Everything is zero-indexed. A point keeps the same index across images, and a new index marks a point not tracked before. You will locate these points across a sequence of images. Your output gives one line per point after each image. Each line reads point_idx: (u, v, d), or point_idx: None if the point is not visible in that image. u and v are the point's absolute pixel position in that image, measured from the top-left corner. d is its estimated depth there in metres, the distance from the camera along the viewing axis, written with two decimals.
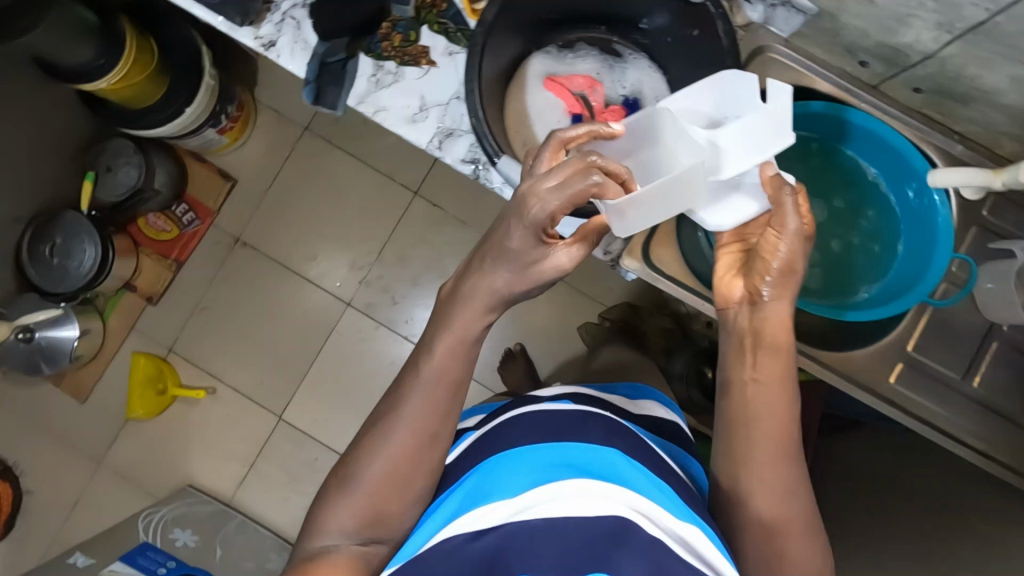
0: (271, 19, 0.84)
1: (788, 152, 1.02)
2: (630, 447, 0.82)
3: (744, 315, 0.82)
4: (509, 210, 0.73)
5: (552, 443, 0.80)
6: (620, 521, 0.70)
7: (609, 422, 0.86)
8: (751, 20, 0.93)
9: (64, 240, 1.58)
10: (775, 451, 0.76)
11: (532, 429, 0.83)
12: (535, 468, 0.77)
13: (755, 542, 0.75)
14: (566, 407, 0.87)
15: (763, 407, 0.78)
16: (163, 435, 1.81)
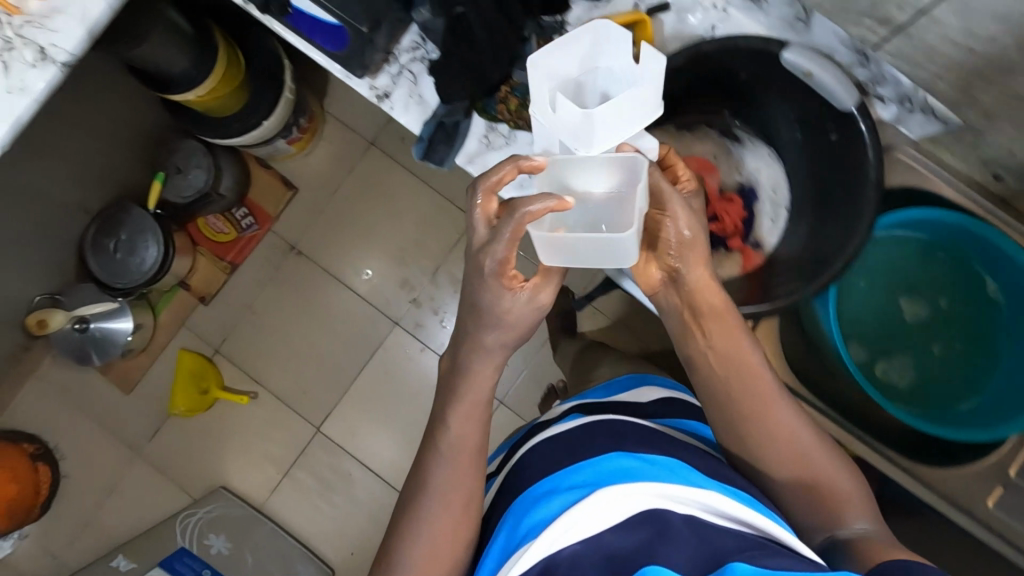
0: (388, 71, 0.82)
1: (902, 255, 1.04)
2: (640, 446, 0.80)
3: (673, 294, 0.84)
4: (472, 274, 0.76)
5: (571, 466, 0.78)
6: (651, 514, 0.69)
7: (619, 428, 0.84)
8: (881, 118, 0.77)
9: (129, 237, 1.59)
10: (755, 405, 0.80)
11: (556, 450, 0.83)
12: (561, 494, 0.73)
13: (794, 490, 0.79)
14: (573, 424, 0.88)
15: (727, 368, 0.81)
16: (201, 434, 1.81)
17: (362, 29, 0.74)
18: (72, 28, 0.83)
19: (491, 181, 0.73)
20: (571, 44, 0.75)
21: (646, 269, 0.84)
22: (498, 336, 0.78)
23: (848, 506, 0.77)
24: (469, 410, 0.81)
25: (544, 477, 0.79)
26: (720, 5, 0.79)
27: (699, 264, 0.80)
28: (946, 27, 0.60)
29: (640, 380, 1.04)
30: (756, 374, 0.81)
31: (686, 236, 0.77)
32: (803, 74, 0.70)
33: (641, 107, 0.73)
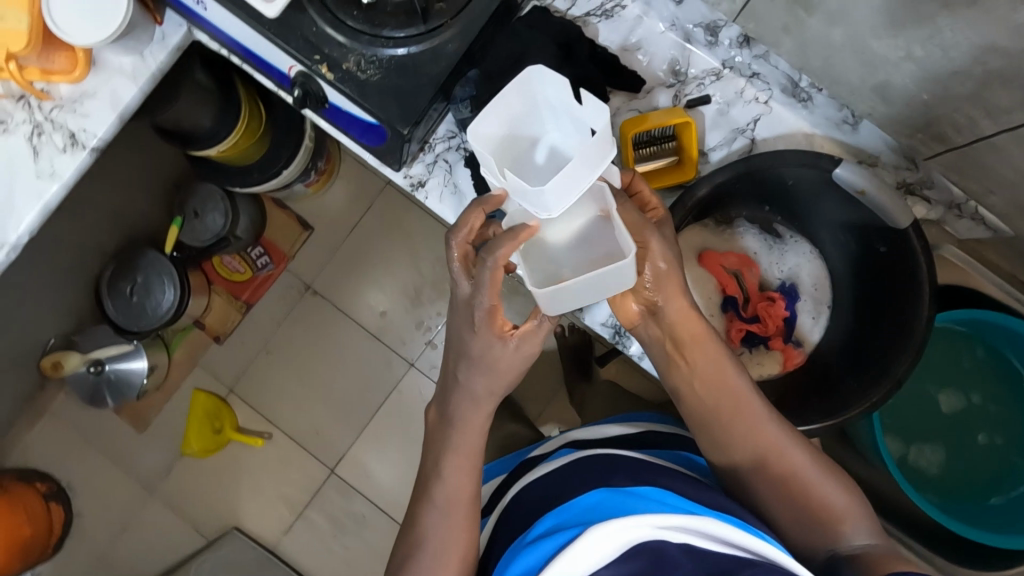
0: (423, 160, 0.81)
1: (947, 343, 1.00)
2: (625, 476, 0.65)
3: (654, 327, 0.71)
4: (488, 369, 0.70)
5: (558, 509, 0.62)
6: (646, 547, 0.54)
7: (604, 459, 0.69)
8: (927, 215, 0.73)
9: (146, 279, 1.52)
10: (746, 426, 0.69)
11: (544, 489, 0.70)
12: (551, 535, 0.59)
13: (782, 509, 0.68)
14: (557, 464, 0.73)
15: (713, 395, 0.71)
16: (212, 477, 1.75)
17: (404, 131, 0.70)
18: (103, 112, 0.82)
19: (462, 234, 0.69)
20: (497, 105, 0.60)
21: (622, 302, 0.71)
22: (487, 383, 0.71)
23: (846, 525, 0.65)
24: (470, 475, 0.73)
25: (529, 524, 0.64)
26: (762, 98, 0.75)
27: (679, 294, 0.69)
28: (1009, 153, 0.62)
29: (631, 416, 0.88)
30: (744, 396, 0.70)
31: (662, 268, 0.67)
32: (856, 191, 0.67)
33: (601, 154, 0.58)
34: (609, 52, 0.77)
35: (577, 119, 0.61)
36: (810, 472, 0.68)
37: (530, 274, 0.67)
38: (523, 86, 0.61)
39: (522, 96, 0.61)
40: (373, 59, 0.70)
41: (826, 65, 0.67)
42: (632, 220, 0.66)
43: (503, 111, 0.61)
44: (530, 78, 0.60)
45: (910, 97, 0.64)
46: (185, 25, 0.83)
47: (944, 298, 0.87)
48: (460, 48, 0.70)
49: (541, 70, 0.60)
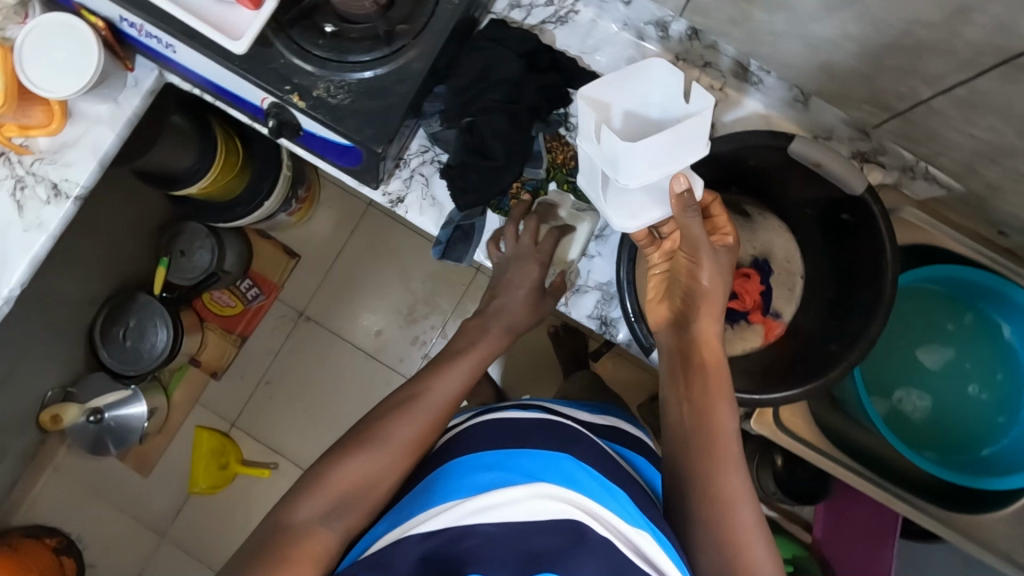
0: (400, 176, 0.84)
1: (926, 297, 0.90)
2: (587, 454, 0.60)
3: (673, 337, 0.74)
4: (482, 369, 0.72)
5: (513, 449, 0.59)
6: (573, 527, 0.52)
7: (578, 433, 0.63)
8: (883, 180, 0.77)
9: (138, 322, 1.54)
10: (717, 463, 0.66)
11: (500, 428, 0.62)
12: (496, 472, 0.57)
13: (712, 551, 0.63)
14: (531, 414, 0.65)
15: (701, 423, 0.69)
16: (221, 514, 1.71)
17: (377, 150, 0.73)
18: (84, 160, 0.84)
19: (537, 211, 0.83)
20: (620, 80, 0.69)
21: (656, 305, 0.78)
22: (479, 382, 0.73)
23: None
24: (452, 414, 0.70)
25: (466, 453, 0.61)
26: (718, 84, 0.79)
27: (715, 321, 0.73)
28: (949, 117, 0.63)
29: (605, 408, 0.80)
30: (725, 440, 0.67)
31: (705, 288, 0.72)
32: (810, 164, 0.70)
33: (690, 147, 0.66)
34: (568, 55, 0.82)
35: (672, 119, 0.70)
36: (748, 529, 0.63)
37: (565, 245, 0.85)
38: (640, 76, 0.70)
39: (633, 85, 0.70)
40: (342, 84, 0.73)
41: (773, 50, 0.71)
42: (694, 236, 0.70)
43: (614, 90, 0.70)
44: (653, 69, 0.69)
45: (852, 73, 0.66)
46: (156, 68, 0.85)
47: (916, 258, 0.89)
48: (424, 66, 0.73)
49: (661, 64, 0.69)
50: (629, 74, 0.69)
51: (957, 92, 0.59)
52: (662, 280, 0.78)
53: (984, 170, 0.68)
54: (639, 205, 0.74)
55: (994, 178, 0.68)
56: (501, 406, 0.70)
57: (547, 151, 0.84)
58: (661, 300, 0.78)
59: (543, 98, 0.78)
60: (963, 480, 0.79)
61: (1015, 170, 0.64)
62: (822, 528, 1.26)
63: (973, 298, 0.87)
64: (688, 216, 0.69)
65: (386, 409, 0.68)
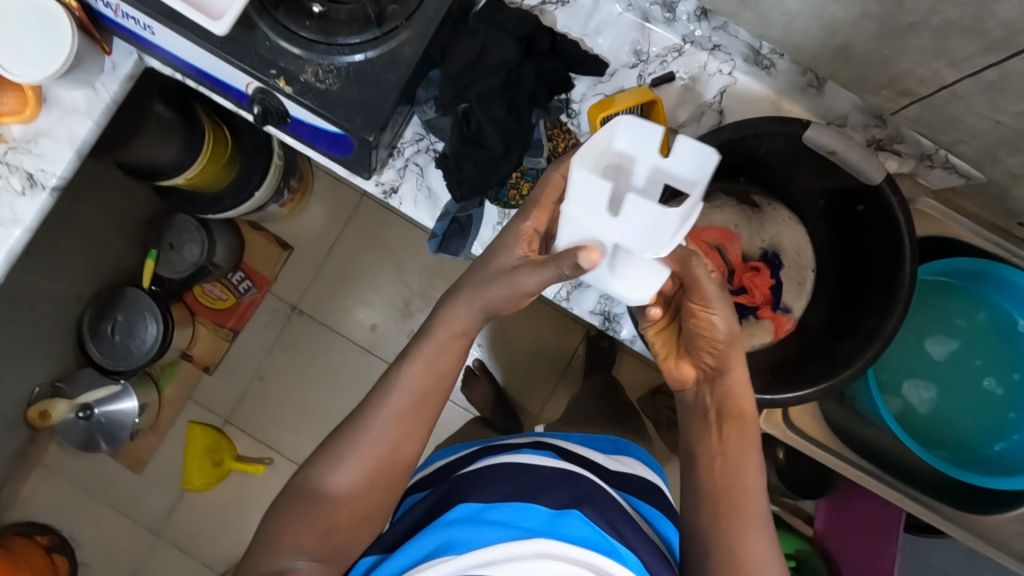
0: (393, 165, 0.80)
1: (938, 289, 0.87)
2: (598, 512, 0.63)
3: (706, 393, 0.70)
4: None
5: (524, 503, 0.62)
6: None
7: (590, 486, 0.65)
8: (899, 169, 0.74)
9: (127, 318, 1.49)
10: (742, 512, 0.65)
11: (507, 479, 0.65)
12: (503, 526, 0.59)
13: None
14: (544, 460, 0.68)
15: (730, 474, 0.67)
16: (216, 512, 1.68)
17: (369, 139, 0.69)
18: (60, 150, 0.80)
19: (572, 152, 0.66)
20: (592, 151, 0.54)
21: (675, 368, 0.71)
22: None
23: None
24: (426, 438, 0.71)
25: (477, 500, 0.63)
26: (726, 69, 0.77)
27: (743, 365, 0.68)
28: (973, 102, 0.59)
29: (620, 445, 0.81)
30: (749, 490, 0.66)
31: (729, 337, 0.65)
32: (825, 152, 0.67)
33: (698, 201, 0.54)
34: (569, 38, 0.78)
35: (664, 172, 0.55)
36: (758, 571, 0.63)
37: None
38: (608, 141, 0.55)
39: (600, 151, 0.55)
40: (331, 68, 0.69)
41: (786, 32, 0.66)
42: (700, 284, 0.63)
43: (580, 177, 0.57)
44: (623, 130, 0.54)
45: (870, 54, 0.62)
46: (135, 53, 0.81)
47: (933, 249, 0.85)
48: (417, 50, 0.69)
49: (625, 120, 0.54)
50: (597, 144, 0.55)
51: (986, 76, 0.55)
52: (667, 337, 0.71)
53: (1008, 158, 0.64)
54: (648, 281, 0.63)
55: (1017, 166, 0.65)
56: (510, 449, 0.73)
57: (548, 139, 0.79)
58: (676, 359, 0.71)
59: (542, 85, 0.74)
60: (969, 478, 0.77)
61: None
62: (823, 521, 1.25)
63: (987, 292, 0.84)
64: (689, 261, 0.62)
65: (362, 418, 0.70)
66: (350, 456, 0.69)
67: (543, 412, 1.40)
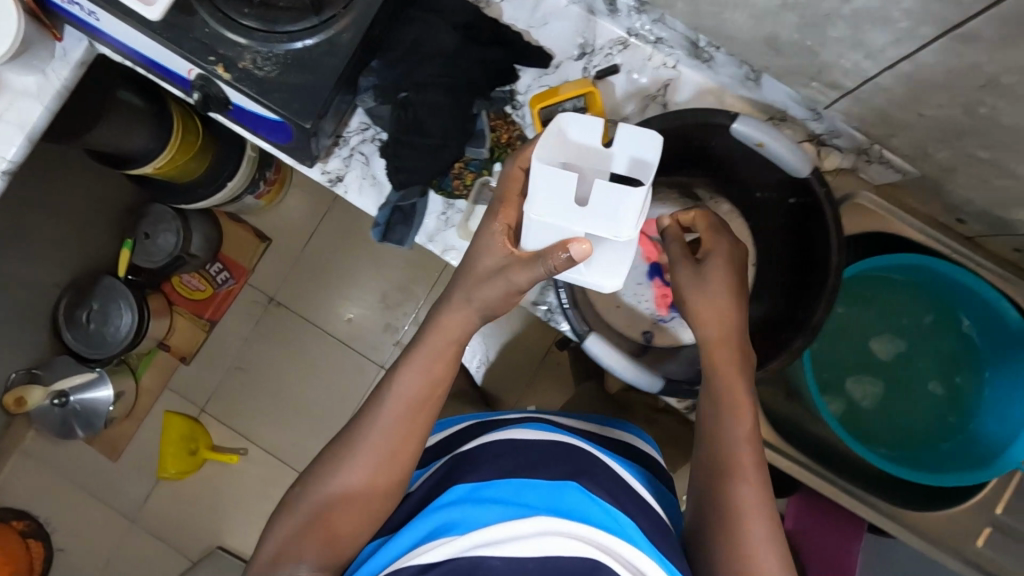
0: (339, 154, 0.81)
1: (889, 286, 0.86)
2: (599, 484, 0.61)
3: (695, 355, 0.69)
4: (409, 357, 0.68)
5: (524, 478, 0.59)
6: (588, 563, 0.52)
7: (590, 458, 0.65)
8: (840, 166, 0.75)
9: (103, 306, 1.50)
10: (742, 476, 0.61)
11: (507, 456, 0.63)
12: (502, 505, 0.56)
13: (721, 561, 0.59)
14: (539, 435, 0.67)
15: (725, 434, 0.64)
16: (191, 500, 1.69)
17: (306, 126, 0.69)
18: (11, 135, 0.80)
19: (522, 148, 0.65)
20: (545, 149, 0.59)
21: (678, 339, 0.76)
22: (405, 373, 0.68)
23: None
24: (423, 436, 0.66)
25: (472, 479, 0.60)
26: (670, 62, 0.77)
27: (727, 342, 0.66)
28: (897, 93, 0.59)
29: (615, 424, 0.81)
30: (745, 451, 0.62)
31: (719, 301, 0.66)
32: (753, 144, 0.66)
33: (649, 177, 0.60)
34: (514, 29, 0.78)
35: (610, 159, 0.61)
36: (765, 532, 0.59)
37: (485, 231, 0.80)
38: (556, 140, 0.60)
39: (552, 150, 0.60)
40: (269, 55, 0.70)
41: (718, 23, 0.66)
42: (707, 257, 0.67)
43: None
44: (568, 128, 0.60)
45: (797, 45, 0.61)
46: (86, 39, 0.82)
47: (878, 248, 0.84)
48: (355, 37, 0.69)
49: (569, 118, 0.60)
50: (548, 145, 0.60)
51: (902, 67, 0.54)
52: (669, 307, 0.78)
53: (937, 152, 0.64)
54: (619, 261, 0.65)
55: (949, 160, 0.64)
56: (505, 425, 0.71)
57: (491, 129, 0.80)
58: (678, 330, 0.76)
59: (481, 75, 0.75)
60: (907, 477, 0.76)
61: (966, 150, 0.61)
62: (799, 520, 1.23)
63: (936, 291, 0.83)
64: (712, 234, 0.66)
65: (359, 426, 0.66)
66: (347, 461, 0.64)
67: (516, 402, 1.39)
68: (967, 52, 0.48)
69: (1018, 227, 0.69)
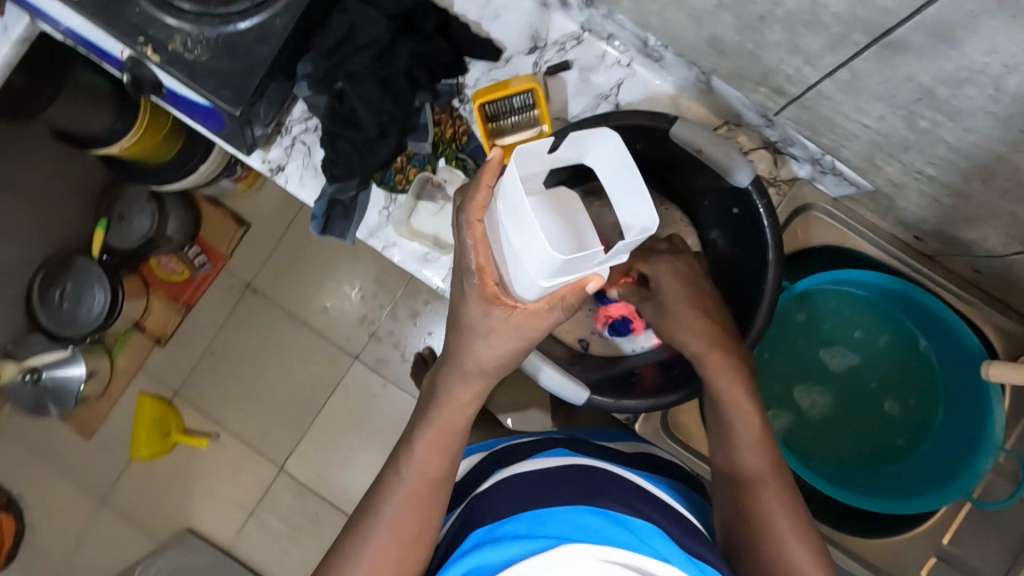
0: (280, 143, 0.79)
1: (846, 301, 0.82)
2: (616, 499, 0.58)
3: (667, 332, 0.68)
4: None
5: (548, 509, 0.55)
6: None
7: (605, 476, 0.61)
8: (796, 175, 0.73)
9: (76, 285, 1.35)
10: (762, 474, 0.59)
11: (525, 485, 0.59)
12: (526, 539, 0.52)
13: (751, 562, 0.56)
14: (553, 461, 0.63)
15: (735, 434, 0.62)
16: (155, 487, 1.48)
17: (235, 113, 0.67)
18: None
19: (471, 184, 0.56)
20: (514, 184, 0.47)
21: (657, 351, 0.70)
22: None
23: None
24: (442, 493, 0.62)
25: (496, 515, 0.57)
26: (624, 61, 0.75)
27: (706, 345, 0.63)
28: (840, 102, 0.55)
29: (618, 433, 0.79)
30: (748, 448, 0.61)
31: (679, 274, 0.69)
32: (693, 148, 0.64)
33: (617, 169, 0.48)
34: (464, 21, 0.75)
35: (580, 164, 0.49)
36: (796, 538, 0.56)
37: (420, 220, 0.78)
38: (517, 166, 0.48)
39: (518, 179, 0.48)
40: (200, 39, 0.67)
41: (662, 20, 0.63)
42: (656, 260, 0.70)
43: (514, 232, 0.49)
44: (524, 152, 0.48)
45: (740, 48, 0.58)
46: (27, 15, 0.79)
47: (833, 262, 0.81)
48: (289, 22, 0.67)
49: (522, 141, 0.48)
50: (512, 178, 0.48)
51: (840, 75, 0.51)
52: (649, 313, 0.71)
53: (884, 166, 0.61)
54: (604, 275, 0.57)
55: (896, 175, 0.62)
56: (519, 453, 0.67)
57: (435, 124, 0.78)
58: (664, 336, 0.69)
59: (419, 66, 0.72)
60: (850, 499, 0.73)
61: (913, 166, 0.58)
62: None
63: (896, 309, 0.80)
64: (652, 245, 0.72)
65: (369, 507, 0.61)
66: (367, 539, 0.59)
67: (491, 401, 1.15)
68: (899, 62, 0.45)
69: (973, 247, 0.66)
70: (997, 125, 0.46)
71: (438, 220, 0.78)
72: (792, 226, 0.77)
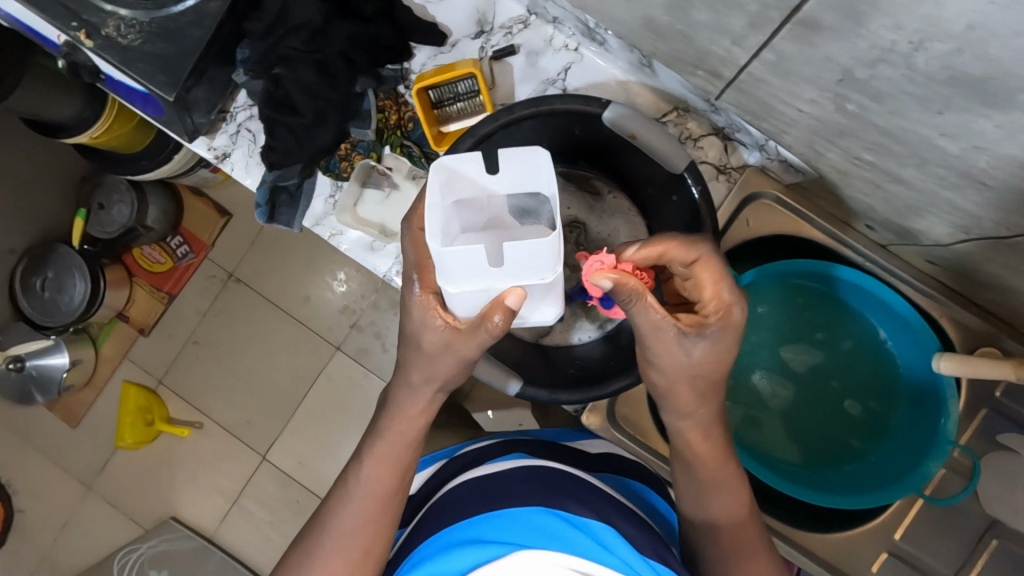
0: (226, 130, 0.78)
1: (810, 296, 0.79)
2: (575, 500, 0.57)
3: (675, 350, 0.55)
4: None
5: (510, 516, 0.55)
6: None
7: (565, 477, 0.60)
8: (746, 162, 0.71)
9: (57, 273, 1.31)
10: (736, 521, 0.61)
11: (487, 492, 0.58)
12: (478, 546, 0.51)
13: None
14: (511, 463, 0.62)
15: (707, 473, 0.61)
16: (140, 478, 1.47)
17: (169, 98, 0.66)
18: None
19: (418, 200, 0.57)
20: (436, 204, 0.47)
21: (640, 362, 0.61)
22: None
23: None
24: (390, 507, 0.62)
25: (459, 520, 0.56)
26: (572, 45, 0.73)
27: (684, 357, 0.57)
28: (771, 85, 0.53)
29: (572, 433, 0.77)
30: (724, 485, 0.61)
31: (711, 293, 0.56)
32: (628, 136, 0.65)
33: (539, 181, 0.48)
34: (409, 6, 0.74)
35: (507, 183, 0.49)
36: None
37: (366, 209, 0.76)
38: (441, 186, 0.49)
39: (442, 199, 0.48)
40: (133, 23, 0.66)
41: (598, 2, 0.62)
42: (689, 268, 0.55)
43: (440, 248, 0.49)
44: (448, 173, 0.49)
45: (673, 30, 0.56)
46: None
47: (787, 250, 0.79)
48: (221, 6, 0.66)
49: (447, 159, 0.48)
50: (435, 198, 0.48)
51: (766, 56, 0.50)
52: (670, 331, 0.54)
53: (827, 152, 0.59)
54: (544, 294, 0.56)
55: (840, 163, 0.59)
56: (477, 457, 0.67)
57: (379, 110, 0.76)
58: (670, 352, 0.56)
59: (356, 49, 0.71)
60: (805, 497, 0.72)
61: (851, 152, 0.56)
62: None
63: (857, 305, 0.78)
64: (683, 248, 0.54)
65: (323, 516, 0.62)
66: (317, 551, 0.61)
67: (470, 393, 1.13)
68: (817, 41, 0.43)
69: (922, 236, 0.64)
70: (917, 107, 0.44)
71: (383, 209, 0.76)
72: (744, 215, 0.75)
